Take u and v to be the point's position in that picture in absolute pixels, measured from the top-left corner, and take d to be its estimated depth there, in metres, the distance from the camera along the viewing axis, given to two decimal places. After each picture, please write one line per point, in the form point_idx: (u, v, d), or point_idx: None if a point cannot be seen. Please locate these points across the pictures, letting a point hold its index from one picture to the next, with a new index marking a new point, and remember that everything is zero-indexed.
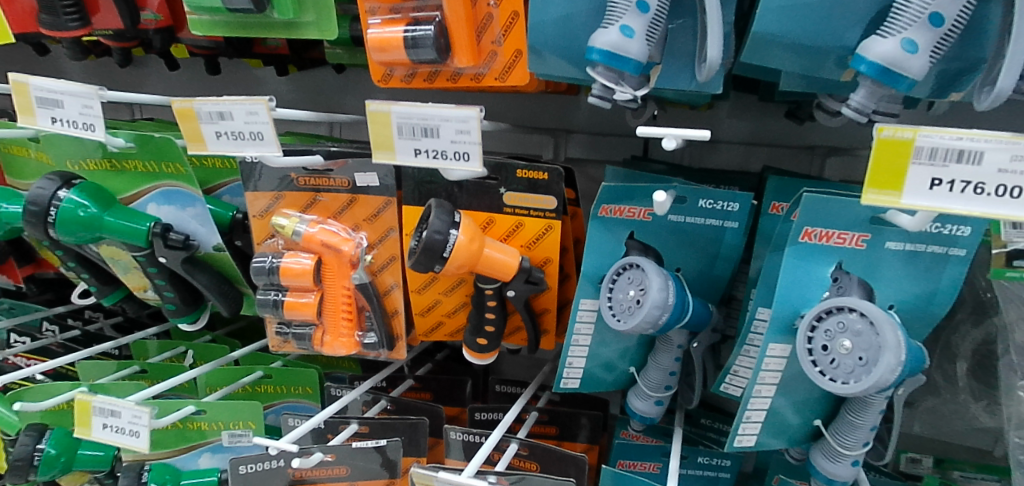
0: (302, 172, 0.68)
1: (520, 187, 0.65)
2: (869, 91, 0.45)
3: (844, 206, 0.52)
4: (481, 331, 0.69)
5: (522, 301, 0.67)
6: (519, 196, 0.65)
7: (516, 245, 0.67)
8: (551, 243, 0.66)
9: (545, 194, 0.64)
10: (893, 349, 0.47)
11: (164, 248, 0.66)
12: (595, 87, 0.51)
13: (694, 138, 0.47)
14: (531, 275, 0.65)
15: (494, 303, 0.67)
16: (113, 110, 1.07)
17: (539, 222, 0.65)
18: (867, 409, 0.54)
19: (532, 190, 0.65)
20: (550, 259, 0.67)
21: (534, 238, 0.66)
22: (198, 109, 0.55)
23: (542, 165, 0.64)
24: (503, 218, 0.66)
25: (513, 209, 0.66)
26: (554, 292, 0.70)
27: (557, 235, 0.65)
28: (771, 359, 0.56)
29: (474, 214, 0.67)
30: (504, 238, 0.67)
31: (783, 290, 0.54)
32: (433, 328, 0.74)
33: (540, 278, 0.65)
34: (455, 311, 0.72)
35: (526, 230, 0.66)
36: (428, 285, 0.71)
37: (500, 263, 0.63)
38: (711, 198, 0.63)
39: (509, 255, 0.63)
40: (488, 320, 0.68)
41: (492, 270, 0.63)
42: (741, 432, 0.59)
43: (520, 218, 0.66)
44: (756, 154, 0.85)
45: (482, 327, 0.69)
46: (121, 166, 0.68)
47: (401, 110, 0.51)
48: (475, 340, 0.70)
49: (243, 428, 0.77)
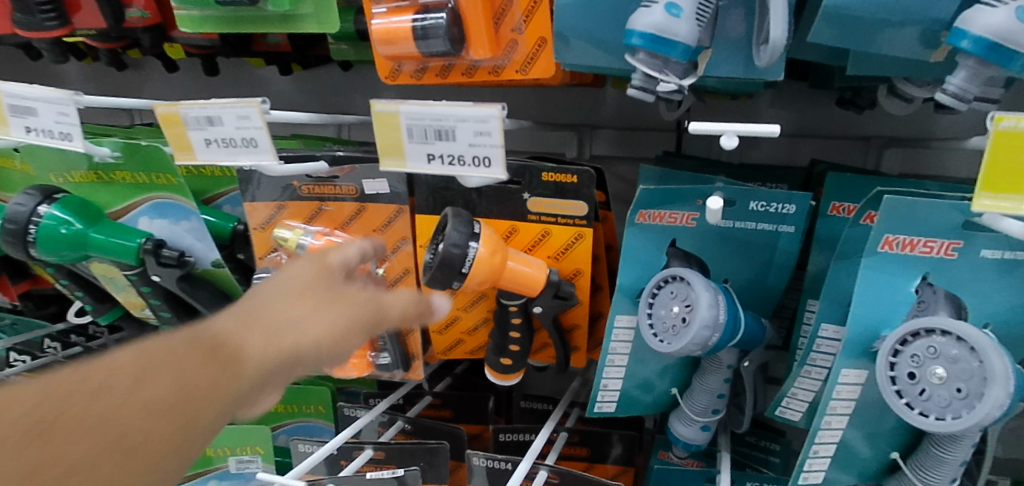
0: (305, 180, 0.62)
1: (547, 191, 0.58)
2: (971, 72, 0.37)
3: (932, 209, 0.45)
4: (505, 350, 0.63)
5: (551, 317, 0.60)
6: (546, 201, 0.58)
7: (543, 256, 0.60)
8: (582, 253, 0.59)
9: (574, 199, 0.57)
10: (1003, 380, 0.39)
11: (157, 266, 0.60)
12: (635, 77, 0.44)
13: (758, 134, 0.39)
14: (560, 290, 0.58)
15: (518, 319, 0.61)
16: (112, 115, 1.02)
17: (568, 229, 0.59)
18: (958, 443, 0.47)
19: (559, 195, 0.58)
20: (581, 270, 0.60)
21: (563, 248, 0.60)
22: (184, 114, 0.47)
23: (571, 167, 0.57)
24: (527, 226, 0.60)
25: (539, 217, 0.59)
26: (585, 306, 0.64)
27: (589, 244, 0.59)
28: (842, 387, 0.49)
29: (495, 223, 0.60)
30: (529, 249, 0.60)
31: (857, 308, 0.47)
32: (451, 347, 0.68)
33: (570, 292, 0.59)
34: (477, 330, 0.67)
35: (554, 239, 0.59)
36: (444, 302, 0.65)
37: (526, 277, 0.56)
38: (763, 200, 0.56)
39: (536, 268, 0.57)
40: (513, 339, 0.62)
41: (516, 285, 0.57)
42: (806, 468, 0.52)
43: (547, 226, 0.59)
44: (803, 146, 0.77)
45: (506, 346, 0.62)
46: (107, 177, 0.61)
47: (411, 110, 0.44)
48: (498, 360, 0.63)
49: (251, 454, 0.74)
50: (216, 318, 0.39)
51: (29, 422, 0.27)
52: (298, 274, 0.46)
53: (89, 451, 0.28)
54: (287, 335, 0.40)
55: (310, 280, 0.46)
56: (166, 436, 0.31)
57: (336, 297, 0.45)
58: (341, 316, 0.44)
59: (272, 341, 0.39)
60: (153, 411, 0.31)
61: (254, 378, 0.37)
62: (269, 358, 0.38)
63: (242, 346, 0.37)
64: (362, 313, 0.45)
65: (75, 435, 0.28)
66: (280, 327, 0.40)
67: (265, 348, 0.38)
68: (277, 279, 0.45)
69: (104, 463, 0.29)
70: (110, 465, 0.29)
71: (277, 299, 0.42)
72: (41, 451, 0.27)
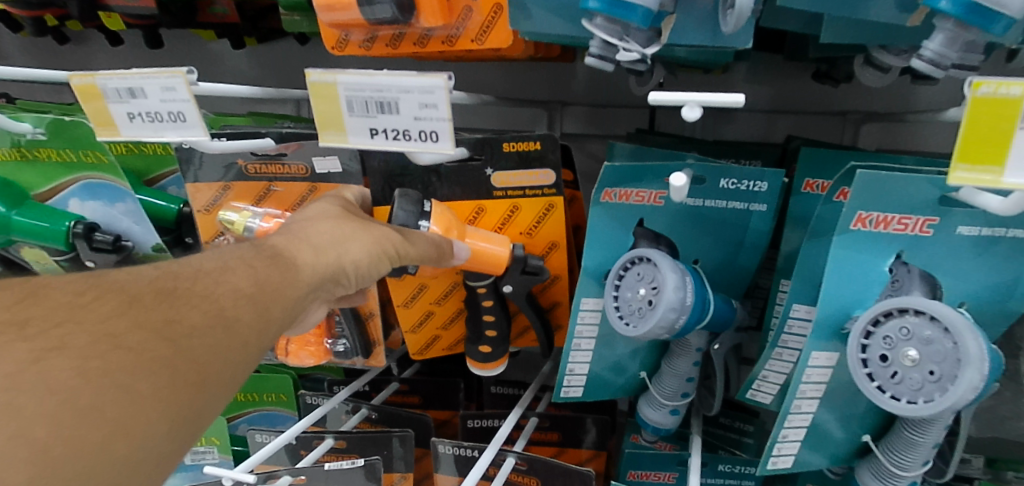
0: (250, 158, 0.58)
1: (510, 164, 0.55)
2: (949, 36, 0.34)
3: (906, 184, 0.42)
4: (482, 337, 0.60)
5: (523, 296, 0.58)
6: (513, 173, 0.55)
7: (514, 233, 0.58)
8: (554, 225, 0.57)
9: (540, 168, 0.54)
10: (977, 362, 0.37)
11: (89, 251, 0.56)
12: (593, 44, 0.41)
13: (723, 105, 0.36)
14: (528, 265, 0.56)
15: (490, 301, 0.58)
16: (58, 91, 0.96)
17: (537, 202, 0.56)
18: (932, 425, 0.46)
19: (523, 165, 0.54)
20: (557, 243, 0.58)
21: (533, 222, 0.57)
22: (102, 86, 0.43)
23: (533, 134, 0.53)
24: (494, 203, 0.57)
25: (506, 192, 0.56)
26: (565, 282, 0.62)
27: (561, 216, 0.56)
28: (813, 369, 0.48)
29: (457, 207, 0.57)
30: (498, 228, 0.58)
31: (829, 288, 0.45)
32: (427, 344, 0.66)
33: (538, 267, 0.56)
34: (452, 324, 0.65)
35: (523, 214, 0.57)
36: (416, 298, 0.63)
37: (489, 255, 0.54)
38: (734, 177, 0.53)
39: (500, 244, 0.54)
40: (489, 324, 0.60)
41: (484, 264, 0.54)
42: (776, 453, 0.51)
43: (515, 201, 0.56)
44: (780, 122, 0.75)
45: (482, 332, 0.60)
46: (32, 155, 0.57)
47: (350, 81, 0.40)
48: (477, 349, 0.61)
49: (207, 445, 0.72)
50: (273, 237, 0.45)
51: (155, 296, 0.34)
52: (326, 206, 0.50)
53: (200, 316, 0.34)
54: (334, 250, 0.45)
55: (340, 209, 0.50)
56: (252, 317, 0.37)
57: (367, 221, 0.49)
58: (375, 237, 0.48)
59: (320, 254, 0.44)
60: (239, 295, 0.37)
61: (307, 283, 0.42)
62: (318, 272, 0.43)
63: (294, 258, 0.43)
64: (393, 237, 0.48)
65: (191, 300, 0.34)
66: (325, 244, 0.45)
67: (315, 260, 0.44)
68: (309, 210, 0.49)
69: (212, 329, 0.34)
70: (219, 332, 0.34)
71: (318, 222, 0.47)
72: (163, 312, 0.33)
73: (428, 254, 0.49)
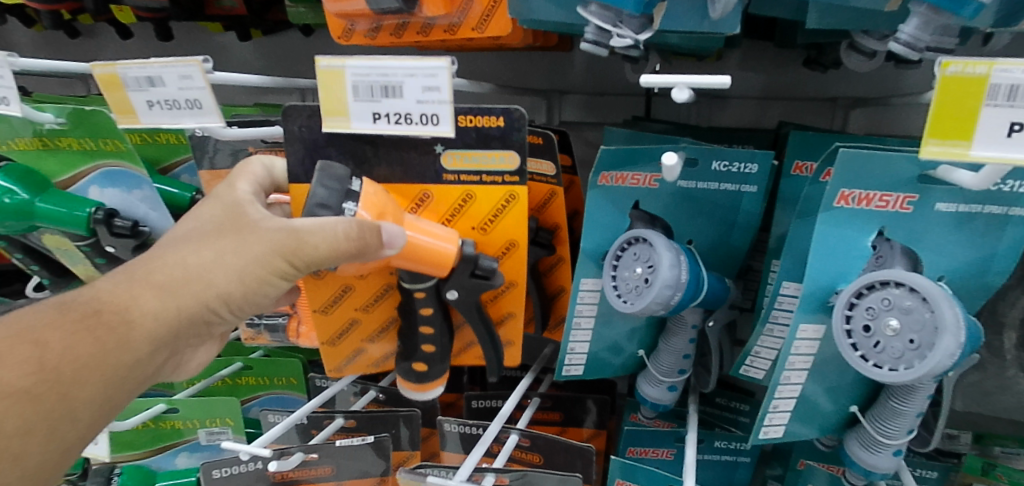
0: (260, 146, 0.61)
1: (469, 141, 0.52)
2: (924, 20, 0.37)
3: (887, 162, 0.44)
4: (417, 354, 0.61)
5: (467, 303, 0.57)
6: (466, 154, 0.53)
7: (466, 227, 0.56)
8: (510, 225, 0.56)
9: (502, 149, 0.52)
10: (953, 330, 0.39)
11: (110, 237, 0.59)
12: (588, 31, 0.43)
13: (711, 86, 0.39)
14: (477, 267, 0.55)
15: (430, 308, 0.58)
16: (69, 84, 0.99)
17: (498, 190, 0.54)
18: (915, 394, 0.48)
19: (483, 145, 0.52)
20: (514, 240, 0.57)
21: (491, 216, 0.55)
22: (123, 75, 0.45)
23: (493, 109, 0.51)
24: (446, 190, 0.55)
25: (458, 175, 0.54)
26: (519, 290, 0.60)
27: (523, 205, 0.54)
28: (801, 342, 0.50)
29: (399, 189, 0.55)
30: (447, 219, 0.56)
31: (817, 264, 0.47)
32: (349, 358, 0.65)
33: (490, 269, 0.55)
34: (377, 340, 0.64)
35: (478, 203, 0.55)
36: (337, 304, 0.62)
37: (434, 251, 0.53)
38: (726, 159, 0.55)
39: (444, 239, 0.53)
40: (426, 337, 0.60)
41: (420, 260, 0.53)
42: (767, 423, 0.53)
43: (468, 188, 0.54)
44: (772, 108, 0.77)
45: (420, 346, 0.60)
46: (54, 144, 0.59)
47: (357, 66, 0.43)
48: (412, 367, 0.61)
49: (220, 425, 0.74)
50: (114, 280, 0.45)
51: None
52: (202, 221, 0.51)
53: None
54: (190, 286, 0.47)
55: (217, 223, 0.51)
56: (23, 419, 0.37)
57: (245, 235, 0.49)
58: (252, 259, 0.49)
59: (167, 298, 0.46)
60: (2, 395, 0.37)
61: (145, 336, 0.44)
62: (156, 322, 0.45)
63: (126, 310, 0.44)
64: (280, 248, 0.48)
65: None
66: (179, 282, 0.47)
67: (160, 308, 0.45)
68: (186, 227, 0.51)
69: None
70: None
71: (182, 249, 0.48)
72: None
73: (338, 248, 0.48)
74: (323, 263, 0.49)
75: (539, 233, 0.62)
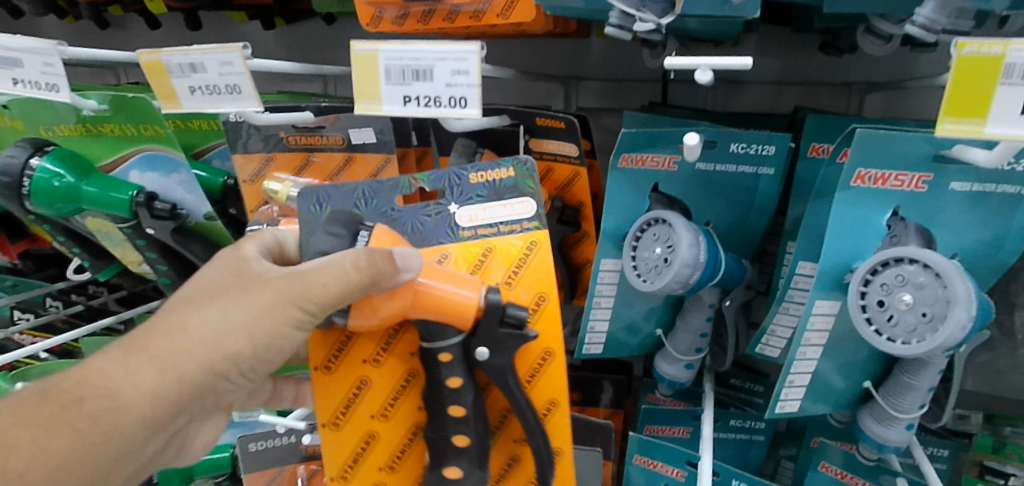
0: (291, 130, 0.62)
1: (483, 196, 0.55)
2: (941, 3, 0.38)
3: (902, 142, 0.46)
4: (448, 458, 0.52)
5: (495, 365, 0.50)
6: (481, 208, 0.55)
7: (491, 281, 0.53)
8: (538, 270, 0.53)
9: (514, 198, 0.55)
10: (965, 303, 0.41)
11: (151, 219, 0.61)
12: (613, 16, 0.45)
13: (732, 67, 0.40)
14: (507, 316, 0.49)
15: (458, 379, 0.51)
16: (99, 74, 1.02)
17: (519, 240, 0.54)
18: (926, 369, 0.50)
19: (496, 198, 0.55)
20: (545, 292, 0.53)
21: (517, 263, 0.53)
22: (167, 62, 0.48)
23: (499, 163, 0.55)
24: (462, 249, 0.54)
25: (475, 231, 0.54)
26: (557, 363, 0.53)
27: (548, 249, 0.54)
28: (817, 317, 0.51)
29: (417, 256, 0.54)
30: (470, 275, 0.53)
31: (833, 242, 0.49)
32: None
33: (520, 318, 0.49)
34: (403, 451, 0.57)
35: (497, 255, 0.53)
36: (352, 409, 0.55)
37: (455, 302, 0.48)
38: (743, 142, 0.57)
39: (468, 285, 0.49)
40: (458, 427, 0.52)
41: (439, 310, 0.48)
42: (783, 397, 0.54)
43: (489, 241, 0.54)
44: (787, 93, 0.78)
45: (450, 438, 0.52)
46: (97, 130, 0.62)
47: (390, 50, 0.45)
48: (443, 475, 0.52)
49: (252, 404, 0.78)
50: (112, 353, 0.43)
51: None
52: (208, 283, 0.48)
53: None
54: (188, 355, 0.43)
55: (224, 283, 0.48)
56: None
57: (255, 286, 0.47)
58: (263, 310, 0.46)
59: (162, 375, 0.42)
60: None
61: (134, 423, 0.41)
62: (154, 401, 0.42)
63: (116, 395, 0.41)
64: (291, 293, 0.45)
65: None
66: (176, 354, 0.43)
67: (154, 385, 0.42)
68: (191, 292, 0.48)
69: None
70: None
71: (187, 315, 0.45)
72: None
73: (348, 277, 0.44)
74: (337, 304, 0.45)
75: (563, 211, 0.65)
